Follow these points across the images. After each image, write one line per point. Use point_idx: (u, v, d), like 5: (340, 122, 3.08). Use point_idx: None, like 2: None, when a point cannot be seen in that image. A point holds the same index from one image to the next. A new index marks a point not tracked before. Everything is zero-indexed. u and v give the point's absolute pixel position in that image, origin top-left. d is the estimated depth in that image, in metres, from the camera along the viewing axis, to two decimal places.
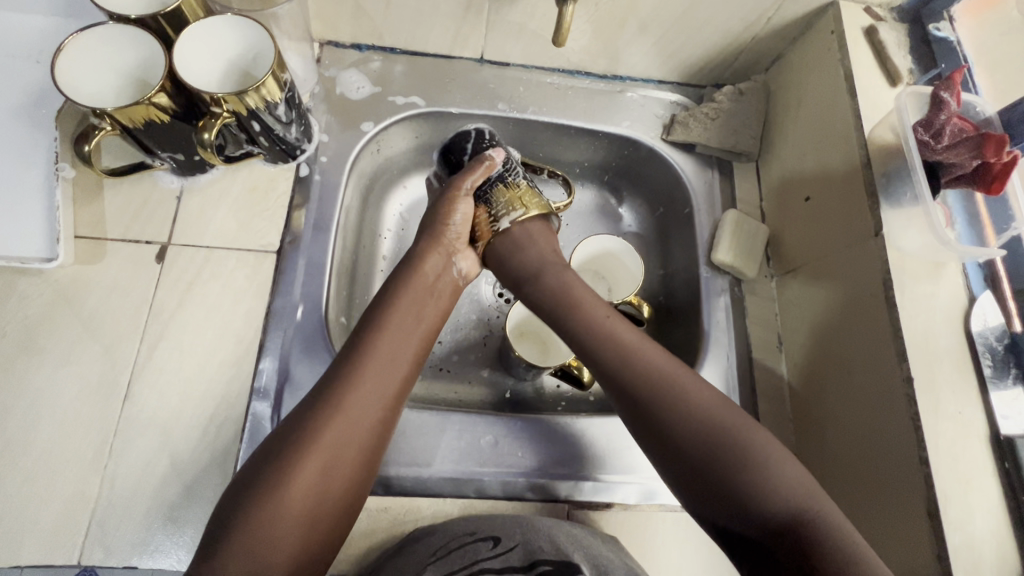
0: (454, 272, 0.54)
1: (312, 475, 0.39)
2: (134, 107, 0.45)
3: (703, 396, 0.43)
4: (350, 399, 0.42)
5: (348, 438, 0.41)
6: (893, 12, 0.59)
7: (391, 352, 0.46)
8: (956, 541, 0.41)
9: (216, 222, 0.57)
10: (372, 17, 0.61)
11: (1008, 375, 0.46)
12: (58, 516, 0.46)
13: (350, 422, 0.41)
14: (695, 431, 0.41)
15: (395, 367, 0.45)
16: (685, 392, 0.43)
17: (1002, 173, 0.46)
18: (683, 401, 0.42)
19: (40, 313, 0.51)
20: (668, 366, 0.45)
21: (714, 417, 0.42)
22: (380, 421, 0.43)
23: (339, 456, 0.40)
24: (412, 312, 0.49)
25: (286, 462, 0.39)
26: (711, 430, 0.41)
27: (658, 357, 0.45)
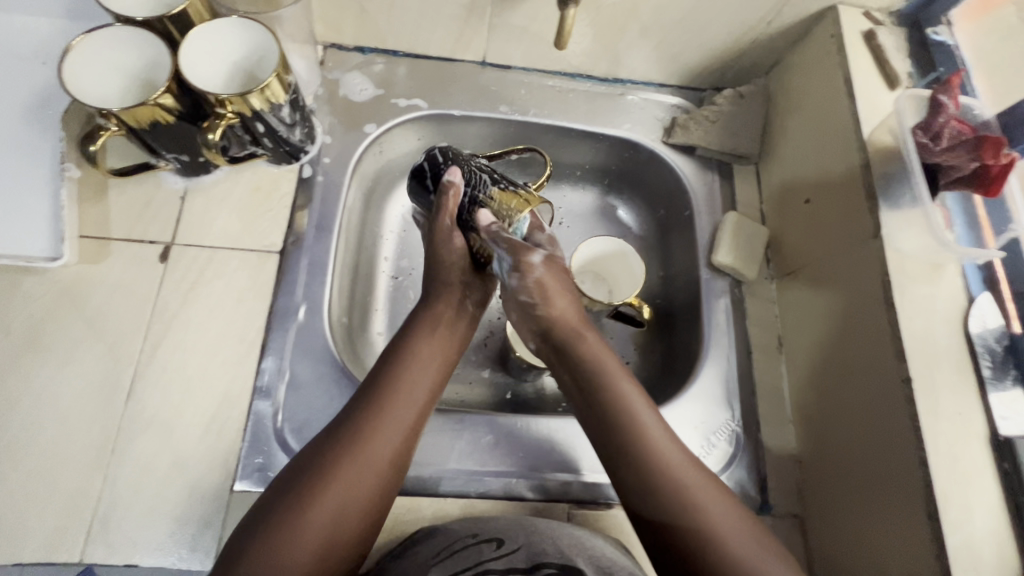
0: (467, 308, 0.52)
1: (321, 528, 0.38)
2: (139, 108, 0.46)
3: (713, 493, 0.40)
4: (360, 455, 0.41)
5: (361, 491, 0.40)
6: (891, 16, 0.60)
7: (406, 399, 0.44)
8: (955, 542, 0.41)
9: (219, 222, 0.57)
10: (375, 19, 0.62)
11: (1006, 376, 0.47)
12: (60, 513, 0.46)
13: (361, 477, 0.41)
14: (702, 531, 0.38)
15: (406, 413, 0.44)
16: (692, 482, 0.40)
17: (999, 177, 0.46)
18: (693, 499, 0.39)
19: (44, 312, 0.52)
20: (677, 455, 0.41)
21: (725, 522, 0.38)
22: (393, 468, 0.42)
23: (350, 508, 0.40)
24: (431, 352, 0.48)
25: (298, 511, 0.38)
26: (721, 536, 0.38)
27: (669, 447, 0.42)
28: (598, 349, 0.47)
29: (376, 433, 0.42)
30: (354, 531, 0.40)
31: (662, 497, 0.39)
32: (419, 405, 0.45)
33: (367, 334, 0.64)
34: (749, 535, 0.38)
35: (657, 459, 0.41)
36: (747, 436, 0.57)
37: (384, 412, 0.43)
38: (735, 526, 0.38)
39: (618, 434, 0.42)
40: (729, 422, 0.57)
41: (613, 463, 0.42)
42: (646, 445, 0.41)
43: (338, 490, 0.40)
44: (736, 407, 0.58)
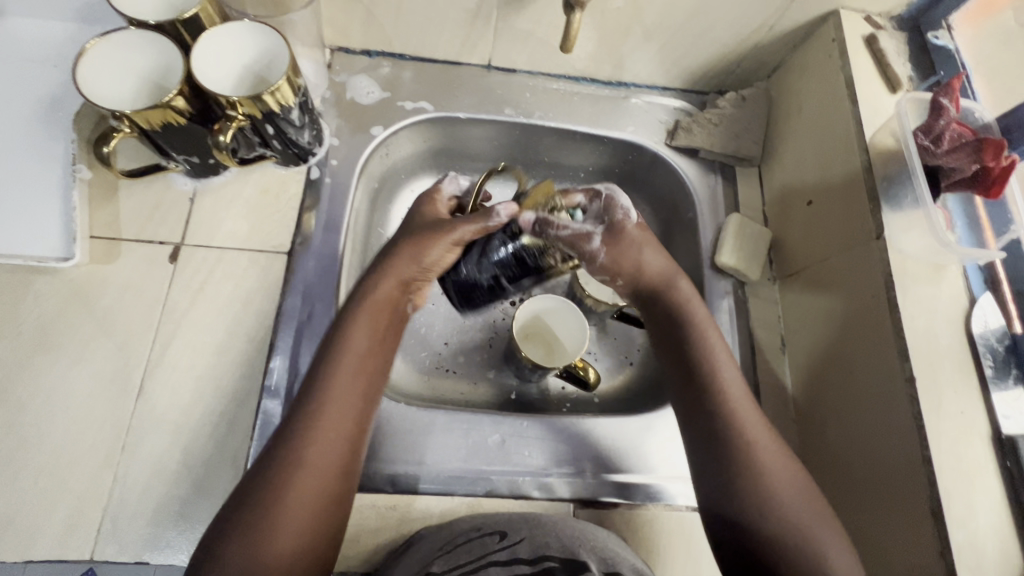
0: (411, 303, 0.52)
1: (286, 532, 0.39)
2: (152, 110, 0.46)
3: (781, 457, 0.45)
4: (308, 457, 0.41)
5: (315, 489, 0.41)
6: (892, 21, 0.60)
7: (349, 394, 0.44)
8: (959, 539, 0.42)
9: (228, 223, 0.58)
10: (382, 24, 0.63)
11: (1008, 376, 0.47)
12: (70, 512, 0.47)
13: (315, 478, 0.41)
14: (766, 492, 0.43)
15: (349, 409, 0.44)
16: (763, 446, 0.45)
17: (1001, 177, 0.47)
18: (759, 462, 0.44)
19: (55, 312, 0.52)
20: (756, 424, 0.46)
21: (788, 484, 0.43)
22: (345, 464, 0.43)
23: (306, 508, 0.40)
24: (370, 343, 0.47)
25: (256, 518, 0.39)
26: (784, 495, 0.43)
27: (753, 418, 0.46)
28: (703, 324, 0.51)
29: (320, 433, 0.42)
30: (318, 531, 0.40)
31: (733, 457, 0.44)
32: (360, 400, 0.45)
33: None
34: (810, 499, 0.43)
35: (731, 422, 0.46)
36: None
37: (326, 410, 0.43)
38: (799, 489, 0.43)
39: (704, 397, 0.47)
40: None
41: (691, 426, 0.48)
42: (730, 410, 0.46)
43: (293, 492, 0.40)
44: None
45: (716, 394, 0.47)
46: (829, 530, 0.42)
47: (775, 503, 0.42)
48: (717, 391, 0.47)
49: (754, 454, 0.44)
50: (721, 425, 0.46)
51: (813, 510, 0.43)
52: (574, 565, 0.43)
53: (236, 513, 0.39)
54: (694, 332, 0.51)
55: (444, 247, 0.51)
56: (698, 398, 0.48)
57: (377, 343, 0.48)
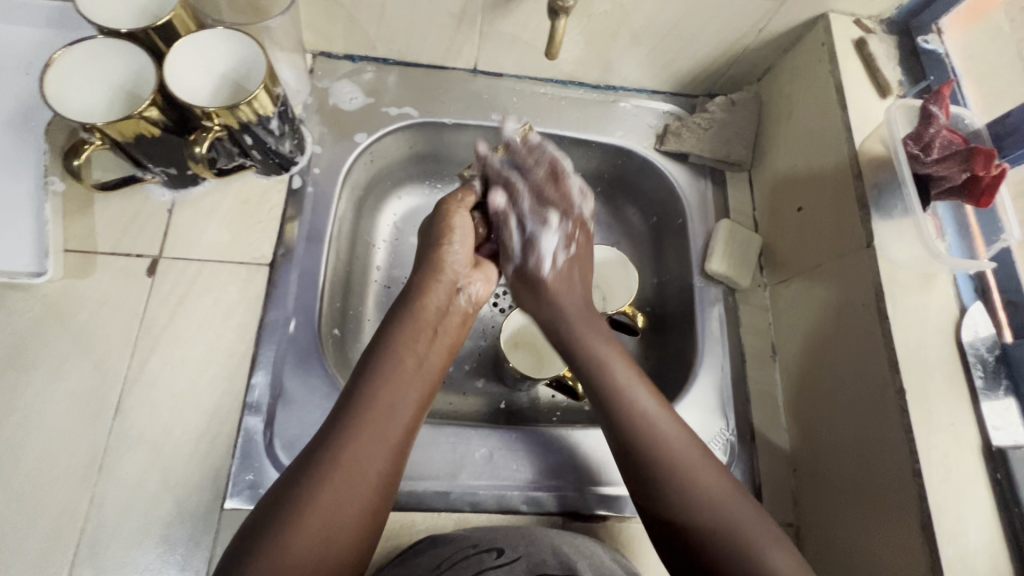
0: (460, 300, 0.54)
1: (312, 538, 0.38)
2: (124, 121, 0.45)
3: (713, 477, 0.43)
4: (349, 454, 0.41)
5: (353, 503, 0.40)
6: (882, 24, 0.60)
7: (398, 398, 0.45)
8: (949, 554, 0.41)
9: (208, 235, 0.57)
10: (365, 28, 0.61)
11: (998, 386, 0.47)
12: (45, 535, 0.46)
13: (349, 489, 0.40)
14: (691, 492, 0.42)
15: (398, 417, 0.45)
16: (678, 448, 0.44)
17: (991, 186, 0.46)
18: (672, 460, 0.44)
19: (28, 329, 0.51)
20: (657, 410, 0.47)
21: (714, 481, 0.43)
22: (389, 471, 0.43)
23: (342, 510, 0.39)
24: (419, 353, 0.49)
25: (291, 514, 0.38)
26: (711, 491, 0.42)
27: (650, 406, 0.47)
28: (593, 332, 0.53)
29: (364, 431, 0.43)
30: (349, 535, 0.39)
31: (647, 457, 0.44)
32: (410, 412, 0.45)
33: (360, 345, 0.63)
34: (738, 497, 0.43)
35: (642, 424, 0.46)
36: (741, 445, 0.56)
37: (374, 413, 0.44)
38: (720, 483, 0.43)
39: (606, 399, 0.48)
40: (724, 431, 0.57)
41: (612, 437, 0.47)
42: (630, 406, 0.47)
43: (333, 489, 0.40)
44: (730, 416, 0.58)
45: (611, 389, 0.48)
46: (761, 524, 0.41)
47: (695, 491, 0.42)
48: (613, 387, 0.48)
49: (670, 453, 0.44)
50: (628, 429, 0.46)
51: (737, 499, 0.42)
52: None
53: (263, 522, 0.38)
54: (591, 343, 0.52)
55: (465, 244, 0.55)
56: (605, 403, 0.48)
57: (423, 353, 0.49)
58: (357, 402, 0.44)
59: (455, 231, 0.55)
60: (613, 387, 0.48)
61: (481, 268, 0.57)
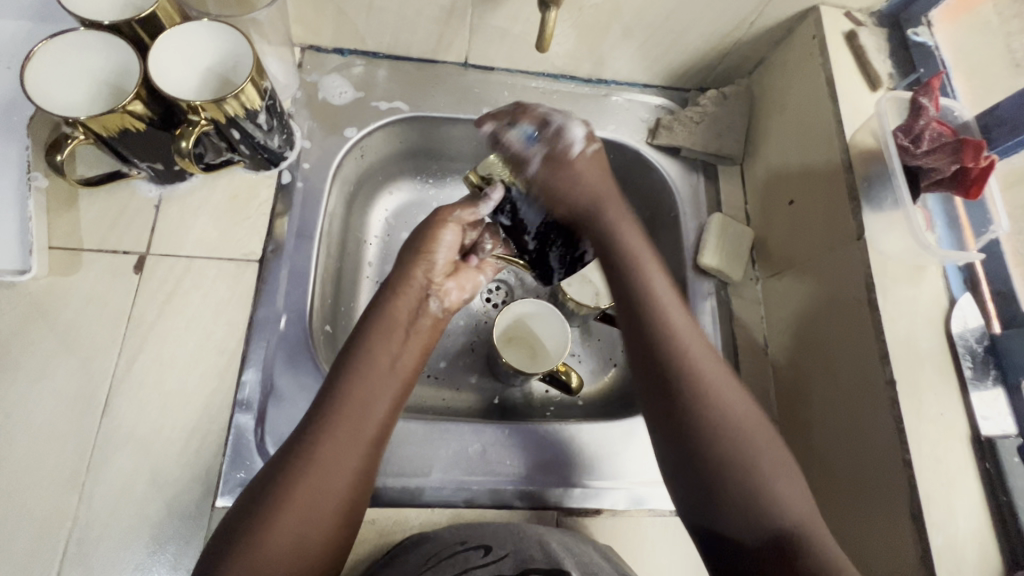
0: (434, 304, 0.53)
1: (282, 543, 0.38)
2: (107, 116, 0.44)
3: (746, 409, 0.42)
4: (321, 456, 0.41)
5: (325, 508, 0.40)
6: (872, 17, 0.60)
7: (370, 397, 0.44)
8: (939, 542, 0.42)
9: (196, 231, 0.56)
10: (354, 21, 0.60)
11: (987, 376, 0.47)
12: (32, 536, 0.45)
13: (319, 495, 0.40)
14: (721, 428, 0.41)
15: (372, 414, 0.44)
16: (724, 392, 0.42)
17: (981, 177, 0.46)
18: (714, 409, 0.41)
19: (12, 327, 0.50)
20: (687, 329, 0.45)
21: (762, 440, 0.41)
22: (364, 471, 0.42)
23: (317, 511, 0.39)
24: (394, 348, 0.48)
25: (266, 518, 0.38)
26: (749, 439, 0.41)
27: (684, 328, 0.45)
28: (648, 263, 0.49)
29: (335, 432, 0.42)
30: (325, 534, 0.40)
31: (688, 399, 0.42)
32: (384, 410, 0.45)
33: None
34: (778, 453, 0.41)
35: (692, 369, 0.43)
36: None
37: (346, 415, 0.43)
38: (742, 407, 0.42)
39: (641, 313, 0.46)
40: None
41: (644, 362, 0.44)
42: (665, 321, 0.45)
43: (307, 491, 0.39)
44: None
45: (645, 302, 0.46)
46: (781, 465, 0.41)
47: (718, 416, 0.41)
48: (649, 299, 0.46)
49: (716, 402, 0.42)
50: (682, 370, 0.43)
51: (758, 432, 0.42)
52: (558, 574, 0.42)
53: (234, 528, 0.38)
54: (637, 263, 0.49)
55: (448, 253, 0.54)
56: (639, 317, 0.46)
57: (399, 349, 0.48)
58: (329, 402, 0.43)
59: (439, 244, 0.54)
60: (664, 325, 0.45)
61: (461, 274, 0.56)
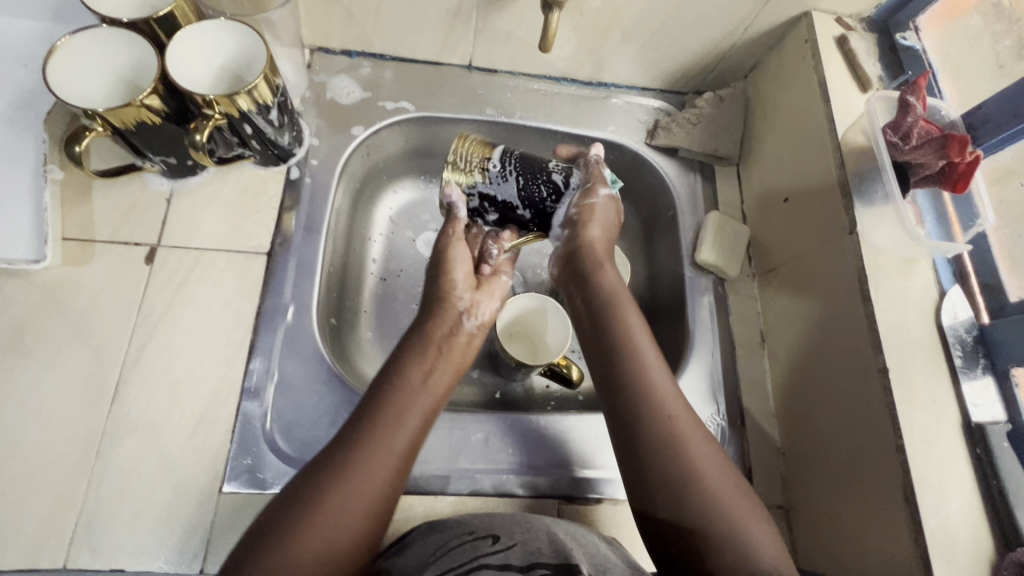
0: (467, 324, 0.54)
1: (311, 540, 0.39)
2: (124, 109, 0.46)
3: (708, 452, 0.44)
4: (355, 465, 0.42)
5: (354, 511, 0.41)
6: (862, 23, 0.62)
7: (402, 411, 0.46)
8: (932, 525, 0.43)
9: (206, 224, 0.57)
10: (363, 24, 0.63)
11: (976, 365, 0.49)
12: (41, 519, 0.46)
13: (352, 496, 0.41)
14: (691, 477, 0.42)
15: (403, 426, 0.45)
16: (683, 427, 0.44)
17: (966, 172, 0.48)
18: (693, 459, 0.43)
19: (25, 314, 0.51)
20: (659, 372, 0.47)
21: (718, 479, 0.43)
22: (393, 480, 0.43)
23: (343, 520, 0.40)
24: (427, 365, 0.49)
25: (297, 521, 0.39)
26: (704, 474, 0.43)
27: (654, 365, 0.47)
28: (630, 318, 0.51)
29: (370, 444, 0.43)
30: (353, 541, 0.40)
31: (655, 452, 0.43)
32: (416, 420, 0.46)
33: (357, 335, 0.64)
34: (735, 493, 0.42)
35: (672, 436, 0.44)
36: (731, 429, 0.58)
37: (380, 429, 0.44)
38: (700, 448, 0.44)
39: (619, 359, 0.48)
40: (715, 416, 0.58)
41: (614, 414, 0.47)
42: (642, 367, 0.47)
43: (341, 496, 0.41)
44: (720, 402, 0.59)
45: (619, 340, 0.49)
46: (748, 514, 0.42)
47: (687, 456, 0.43)
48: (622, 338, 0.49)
49: (690, 456, 0.43)
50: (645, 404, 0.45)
51: (718, 474, 0.43)
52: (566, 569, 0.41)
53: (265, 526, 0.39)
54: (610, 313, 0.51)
55: (465, 267, 0.56)
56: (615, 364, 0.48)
57: (431, 366, 0.50)
58: (364, 417, 0.45)
59: (455, 260, 0.56)
60: (635, 375, 0.47)
61: (486, 287, 0.57)
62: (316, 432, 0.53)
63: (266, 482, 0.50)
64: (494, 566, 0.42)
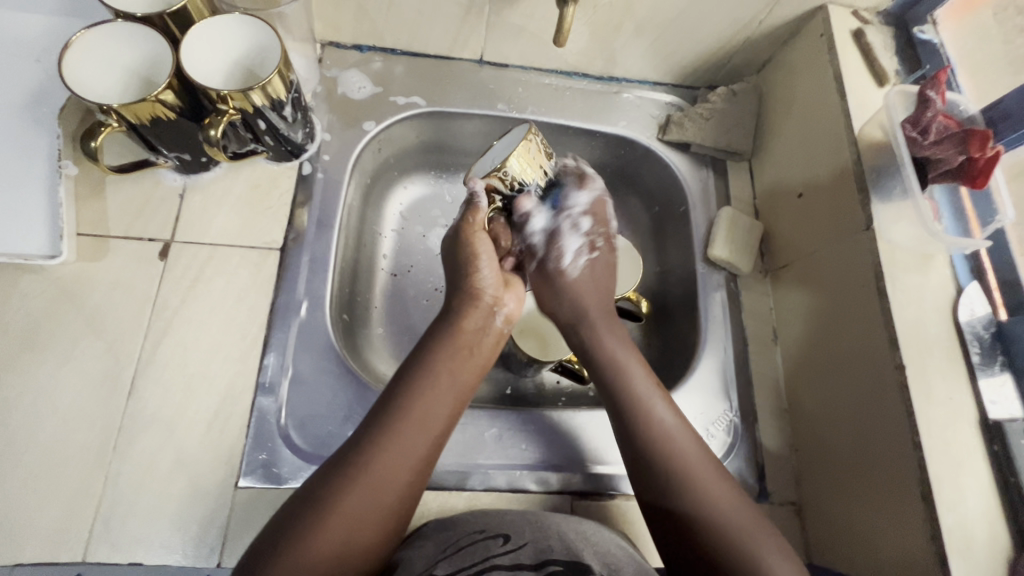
0: (495, 323, 0.53)
1: (329, 537, 0.39)
2: (139, 104, 0.45)
3: (723, 487, 0.45)
4: (374, 470, 0.42)
5: (374, 512, 0.41)
6: (879, 16, 0.61)
7: (425, 417, 0.45)
8: (949, 522, 0.43)
9: (219, 219, 0.57)
10: (374, 19, 0.62)
11: (994, 362, 0.48)
12: (60, 512, 0.46)
13: (372, 496, 0.41)
14: (709, 511, 0.43)
15: (425, 434, 0.45)
16: (693, 464, 0.46)
17: (986, 168, 0.48)
18: (694, 476, 0.45)
19: (41, 310, 0.51)
20: (663, 410, 0.49)
21: (725, 497, 0.44)
22: (411, 484, 0.43)
23: (364, 519, 0.40)
24: (453, 370, 0.48)
25: (312, 521, 0.39)
26: (713, 496, 0.44)
27: (654, 400, 0.49)
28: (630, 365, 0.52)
29: (390, 450, 0.43)
30: (370, 546, 0.41)
31: (665, 469, 0.46)
32: (440, 422, 0.46)
33: (369, 330, 0.64)
34: (721, 482, 0.45)
35: (688, 478, 0.45)
36: (743, 426, 0.58)
37: (403, 431, 0.44)
38: (722, 490, 0.45)
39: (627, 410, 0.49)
40: (728, 412, 0.58)
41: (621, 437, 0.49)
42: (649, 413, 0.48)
43: (360, 498, 0.41)
44: (732, 398, 0.59)
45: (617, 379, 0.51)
46: (768, 541, 0.42)
47: (706, 497, 0.44)
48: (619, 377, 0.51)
49: (678, 454, 0.46)
50: (658, 448, 0.47)
51: (734, 504, 0.44)
52: (579, 571, 0.42)
53: (285, 522, 0.40)
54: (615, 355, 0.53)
55: (492, 264, 0.54)
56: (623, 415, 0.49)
57: (457, 370, 0.49)
58: (387, 418, 0.44)
59: (480, 255, 0.53)
60: (639, 412, 0.48)
61: (512, 286, 0.56)
62: (330, 427, 0.53)
63: (281, 477, 0.50)
64: (505, 569, 0.42)
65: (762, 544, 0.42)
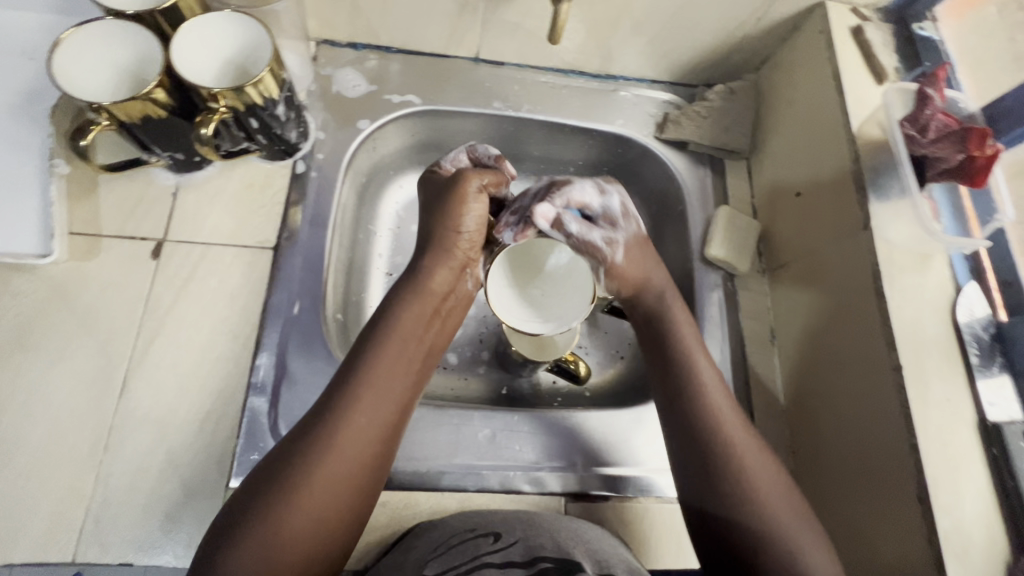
0: (467, 284, 0.54)
1: (290, 521, 0.38)
2: (130, 102, 0.45)
3: (762, 462, 0.46)
4: (336, 441, 0.41)
5: (335, 490, 0.40)
6: (878, 12, 0.60)
7: (389, 385, 0.45)
8: (945, 525, 0.42)
9: (213, 218, 0.57)
10: (369, 16, 0.62)
11: (992, 363, 0.48)
12: (50, 513, 0.46)
13: (333, 477, 0.40)
14: (749, 492, 0.44)
15: (388, 402, 0.45)
16: (754, 465, 0.45)
17: (985, 167, 0.47)
18: (738, 450, 0.46)
19: (33, 309, 0.51)
20: (721, 394, 0.48)
21: (768, 479, 0.45)
22: (372, 460, 0.43)
23: (324, 500, 0.40)
24: (415, 334, 0.48)
25: (276, 498, 0.39)
26: (768, 495, 0.44)
27: (707, 369, 0.49)
28: (691, 343, 0.51)
29: (353, 421, 0.42)
30: (335, 527, 0.40)
31: (708, 442, 0.46)
32: (403, 391, 0.46)
33: None
34: (763, 457, 0.46)
35: (731, 446, 0.46)
36: None
37: (361, 404, 0.43)
38: (769, 474, 0.45)
39: (678, 381, 0.49)
40: None
41: (667, 407, 0.49)
42: (701, 391, 0.48)
43: (319, 478, 0.40)
44: None
45: (677, 350, 0.51)
46: (808, 532, 0.43)
47: (748, 477, 0.45)
48: (679, 348, 0.51)
49: (726, 430, 0.46)
50: (712, 424, 0.47)
51: (775, 484, 0.45)
52: (569, 566, 0.41)
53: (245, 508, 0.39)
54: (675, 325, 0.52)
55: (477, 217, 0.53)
56: (674, 383, 0.49)
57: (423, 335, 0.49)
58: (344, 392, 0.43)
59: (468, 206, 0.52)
60: (702, 392, 0.48)
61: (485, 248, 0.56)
62: None
63: None
64: (496, 565, 0.42)
65: (800, 537, 0.42)
